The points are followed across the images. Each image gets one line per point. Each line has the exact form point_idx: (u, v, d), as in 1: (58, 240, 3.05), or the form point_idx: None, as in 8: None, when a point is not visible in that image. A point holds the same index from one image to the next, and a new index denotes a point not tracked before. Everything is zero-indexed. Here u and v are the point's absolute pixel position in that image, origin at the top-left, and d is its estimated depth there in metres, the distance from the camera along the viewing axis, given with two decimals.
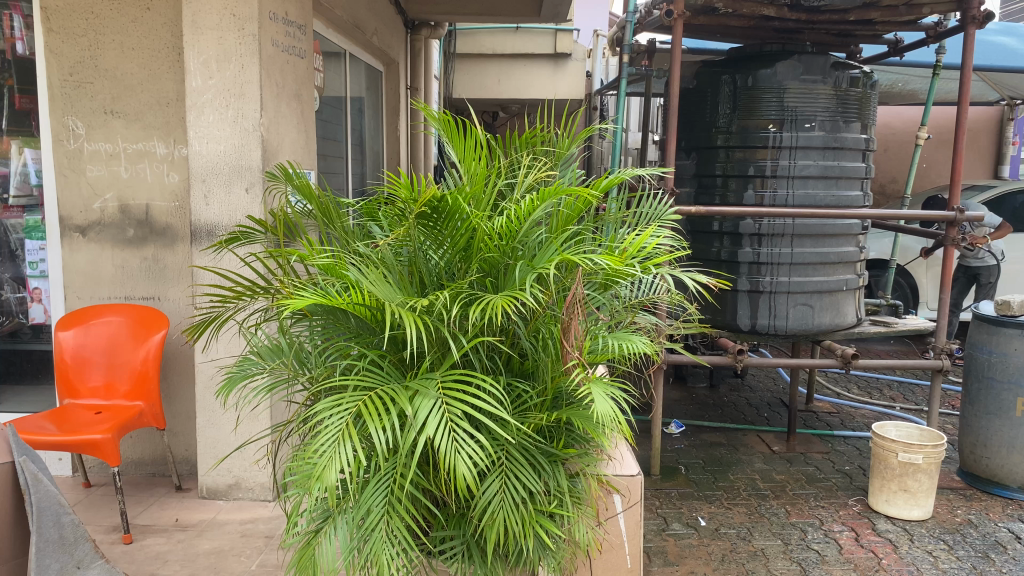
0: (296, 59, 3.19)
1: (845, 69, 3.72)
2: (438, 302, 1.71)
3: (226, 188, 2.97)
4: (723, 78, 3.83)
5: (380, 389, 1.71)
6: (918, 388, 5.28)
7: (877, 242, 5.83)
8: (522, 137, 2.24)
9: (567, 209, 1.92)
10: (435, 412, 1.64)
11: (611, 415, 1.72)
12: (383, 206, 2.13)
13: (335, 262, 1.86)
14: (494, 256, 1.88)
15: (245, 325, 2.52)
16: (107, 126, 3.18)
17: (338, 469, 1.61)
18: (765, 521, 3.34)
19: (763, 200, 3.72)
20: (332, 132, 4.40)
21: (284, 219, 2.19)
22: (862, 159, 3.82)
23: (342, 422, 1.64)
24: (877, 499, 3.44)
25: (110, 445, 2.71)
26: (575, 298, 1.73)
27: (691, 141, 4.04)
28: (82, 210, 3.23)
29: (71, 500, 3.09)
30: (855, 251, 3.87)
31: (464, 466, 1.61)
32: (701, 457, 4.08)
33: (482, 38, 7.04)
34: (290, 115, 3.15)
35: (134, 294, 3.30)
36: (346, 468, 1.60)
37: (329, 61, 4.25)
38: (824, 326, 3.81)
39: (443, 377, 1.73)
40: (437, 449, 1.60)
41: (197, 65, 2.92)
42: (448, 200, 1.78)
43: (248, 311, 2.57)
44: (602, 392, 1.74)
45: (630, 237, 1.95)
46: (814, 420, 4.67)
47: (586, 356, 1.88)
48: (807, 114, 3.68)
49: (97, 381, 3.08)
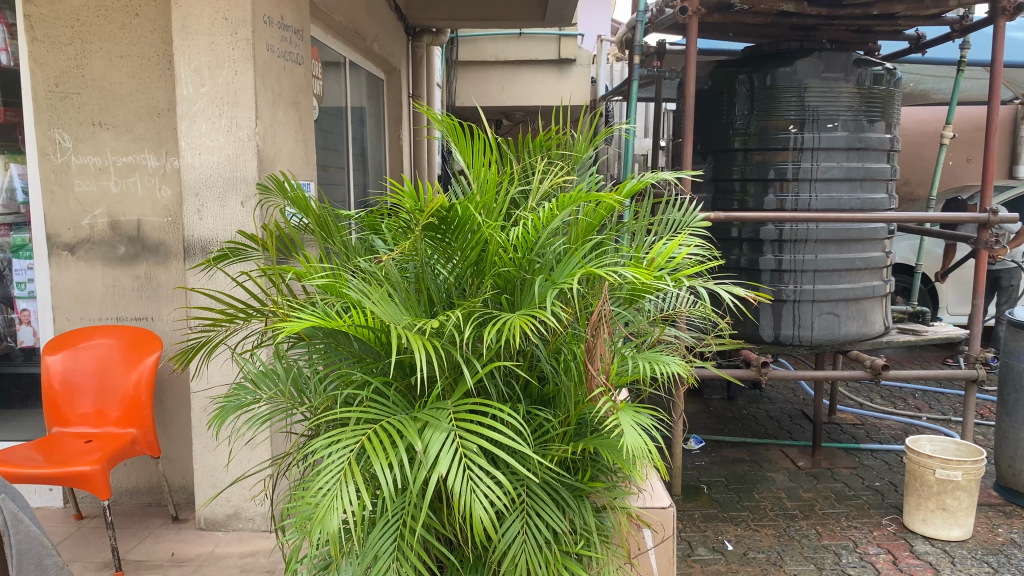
0: (293, 66, 3.03)
1: (868, 66, 3.56)
2: (450, 323, 1.54)
3: (220, 202, 2.81)
4: (739, 77, 3.67)
5: (385, 422, 1.54)
6: (945, 397, 5.09)
7: (902, 246, 5.65)
8: (536, 139, 2.09)
9: (587, 216, 1.76)
10: (448, 446, 1.47)
11: (644, 445, 1.55)
12: (387, 217, 1.96)
13: (334, 280, 1.69)
14: (509, 271, 1.71)
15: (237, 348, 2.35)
16: (95, 139, 3.02)
17: (341, 514, 1.44)
18: (795, 544, 3.15)
19: (784, 205, 3.55)
20: (333, 142, 4.25)
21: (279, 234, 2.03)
22: (887, 159, 3.65)
23: (345, 459, 1.47)
24: (913, 518, 3.25)
25: (100, 476, 2.54)
26: (602, 315, 1.57)
27: (707, 144, 3.87)
28: (71, 227, 3.07)
29: (61, 534, 2.92)
30: (881, 256, 3.69)
31: (481, 509, 1.44)
32: (723, 474, 3.89)
33: (485, 44, 6.90)
34: (288, 124, 2.99)
35: (126, 314, 3.13)
36: (350, 511, 1.43)
37: (329, 69, 4.09)
38: (851, 335, 3.63)
39: (454, 407, 1.56)
40: (453, 490, 1.43)
41: (188, 72, 2.76)
42: (458, 209, 1.62)
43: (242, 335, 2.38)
44: (632, 421, 1.57)
45: (657, 245, 1.78)
46: (838, 432, 4.48)
47: (613, 379, 1.70)
48: (829, 114, 3.51)
49: (87, 408, 2.90)
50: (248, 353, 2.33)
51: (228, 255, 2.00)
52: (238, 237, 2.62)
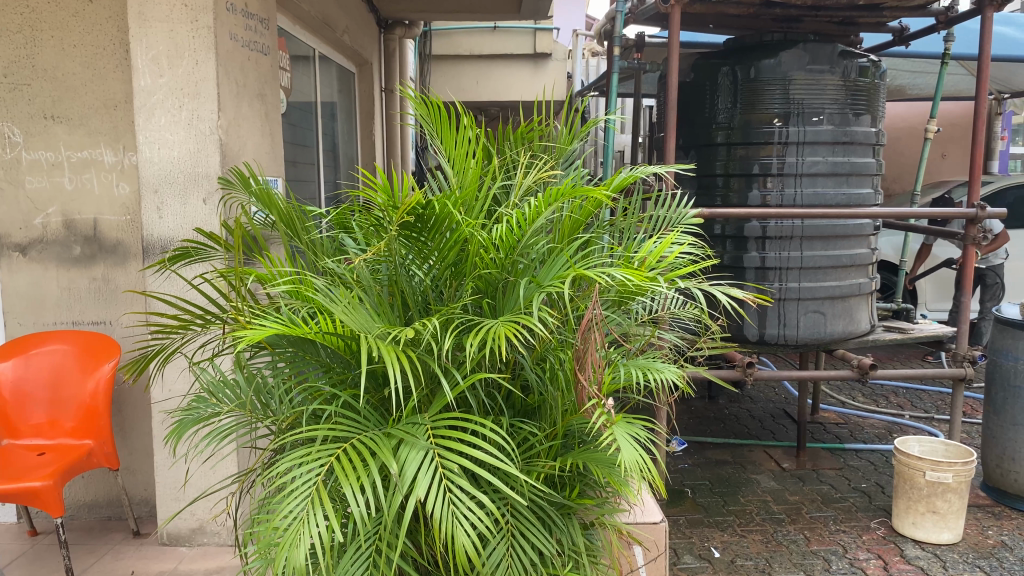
0: (259, 56, 2.87)
1: (854, 58, 3.47)
2: (427, 332, 1.41)
3: (181, 199, 2.66)
4: (722, 69, 3.56)
5: (355, 440, 1.42)
6: (926, 395, 5.04)
7: (888, 242, 5.60)
8: (517, 131, 1.98)
9: (574, 213, 1.65)
10: (426, 467, 1.35)
11: (639, 462, 1.44)
12: (358, 214, 1.83)
13: (300, 284, 1.56)
14: (491, 273, 1.60)
15: (191, 356, 2.20)
16: (48, 133, 2.85)
17: (309, 544, 1.32)
18: (784, 550, 3.06)
19: (769, 200, 3.45)
20: (302, 137, 4.08)
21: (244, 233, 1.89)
22: (872, 154, 3.58)
23: (313, 483, 1.36)
24: (903, 521, 3.17)
25: (53, 493, 2.38)
26: (593, 320, 1.45)
27: (689, 138, 3.77)
28: (22, 227, 2.90)
29: (14, 552, 2.76)
30: (867, 253, 3.61)
31: (463, 535, 1.32)
32: (707, 477, 3.80)
33: (459, 38, 6.74)
34: (252, 117, 2.83)
35: (83, 319, 2.96)
36: (318, 540, 1.31)
37: (297, 62, 3.93)
38: (837, 334, 3.54)
39: (432, 422, 1.44)
40: (432, 516, 1.31)
41: (146, 61, 2.60)
42: (435, 206, 1.50)
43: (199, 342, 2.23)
44: (628, 434, 1.45)
45: (649, 243, 1.67)
46: (822, 432, 4.41)
47: (605, 388, 1.59)
48: (814, 107, 3.42)
49: (39, 418, 2.73)
50: (205, 364, 2.17)
51: (185, 257, 1.87)
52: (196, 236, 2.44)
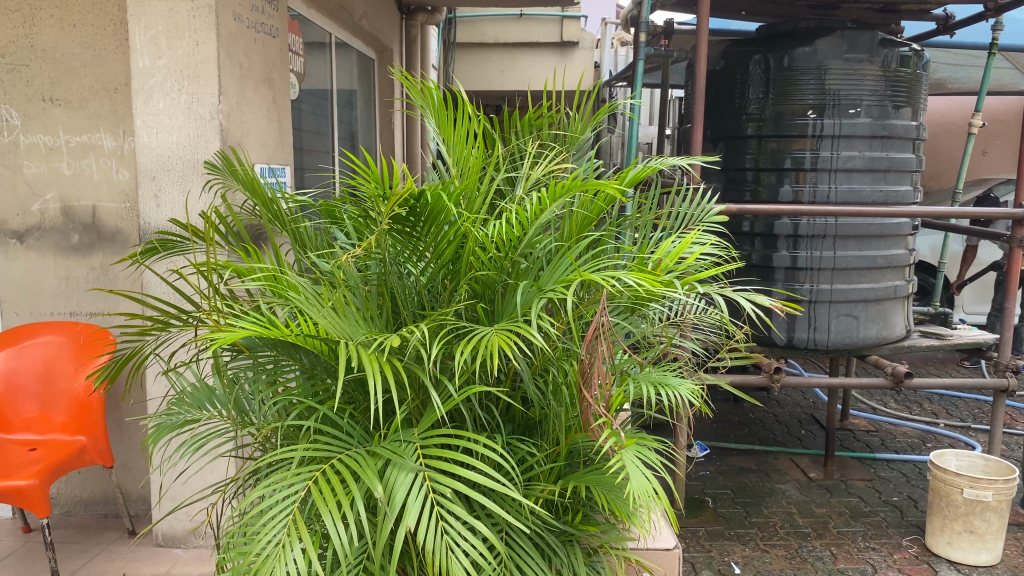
0: (267, 38, 2.72)
1: (894, 47, 3.25)
2: (414, 340, 1.26)
3: (180, 186, 2.53)
4: (754, 57, 3.37)
5: (337, 461, 1.29)
6: (963, 403, 4.82)
7: (927, 242, 5.38)
8: (524, 118, 1.84)
9: (583, 209, 1.51)
10: (415, 491, 1.21)
11: (652, 488, 1.29)
12: (348, 206, 1.71)
13: (280, 280, 1.43)
14: (489, 274, 1.46)
15: (168, 360, 2.11)
16: (46, 116, 2.74)
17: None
18: (809, 568, 2.88)
19: (802, 196, 3.27)
20: (317, 125, 3.94)
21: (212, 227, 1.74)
22: (912, 149, 3.38)
23: (290, 514, 1.24)
24: (937, 540, 2.98)
25: (38, 493, 2.26)
26: (601, 328, 1.29)
27: (718, 130, 3.58)
28: (19, 213, 2.80)
29: (5, 550, 2.66)
30: (905, 254, 3.41)
31: (459, 569, 1.17)
32: (730, 486, 3.63)
33: (484, 26, 6.52)
34: (258, 102, 2.68)
35: (80, 310, 2.86)
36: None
37: (312, 48, 3.78)
38: (871, 339, 3.35)
39: (421, 440, 1.30)
40: (424, 548, 1.16)
41: (145, 41, 2.47)
42: (429, 199, 1.34)
43: (176, 346, 2.14)
44: (639, 459, 1.30)
45: (665, 244, 1.52)
46: (851, 440, 4.21)
47: (614, 403, 1.44)
48: (851, 98, 3.22)
49: (30, 412, 2.63)
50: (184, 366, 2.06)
51: (157, 251, 1.77)
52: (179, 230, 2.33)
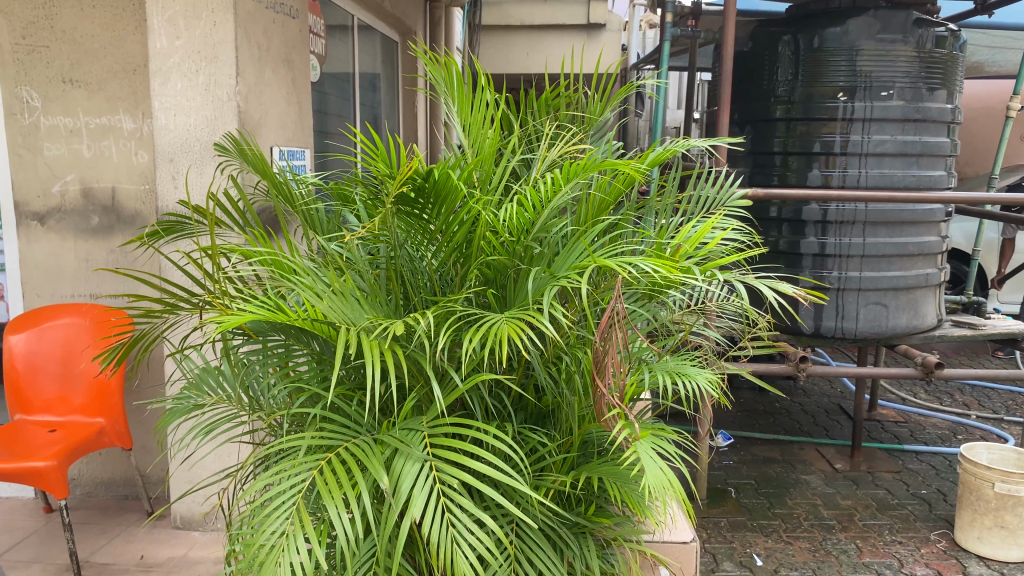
0: (286, 19, 2.67)
1: (929, 27, 3.14)
2: (419, 326, 1.23)
3: (198, 168, 2.51)
4: (783, 38, 3.28)
5: (343, 449, 1.26)
6: (995, 394, 4.71)
7: (961, 229, 5.25)
8: (541, 98, 1.80)
9: (600, 192, 1.46)
10: (422, 482, 1.17)
11: (669, 481, 1.24)
12: (359, 188, 1.68)
13: (286, 264, 1.41)
14: (500, 259, 1.42)
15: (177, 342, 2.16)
16: (66, 97, 2.73)
17: (289, 570, 1.17)
18: (832, 561, 2.82)
19: (831, 181, 3.18)
20: (341, 109, 3.90)
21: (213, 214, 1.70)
22: (947, 133, 3.27)
23: (294, 505, 1.21)
24: (966, 535, 2.91)
25: (57, 475, 2.26)
26: (616, 315, 1.24)
27: (745, 113, 3.50)
28: (40, 195, 2.80)
29: (26, 530, 2.68)
30: (937, 241, 3.31)
31: (466, 564, 1.13)
32: (753, 477, 3.57)
33: (510, 8, 6.43)
34: (277, 84, 2.63)
35: (101, 292, 2.86)
36: (299, 568, 1.16)
37: (335, 31, 3.73)
38: (900, 329, 3.26)
39: (429, 429, 1.26)
40: (430, 542, 1.13)
41: (161, 22, 2.44)
42: (438, 179, 1.30)
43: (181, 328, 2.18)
44: (653, 450, 1.25)
45: (685, 227, 1.46)
46: (879, 431, 4.13)
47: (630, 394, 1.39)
48: (883, 80, 3.12)
49: (50, 393, 2.64)
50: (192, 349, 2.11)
51: (161, 233, 1.76)
52: (182, 209, 2.38)
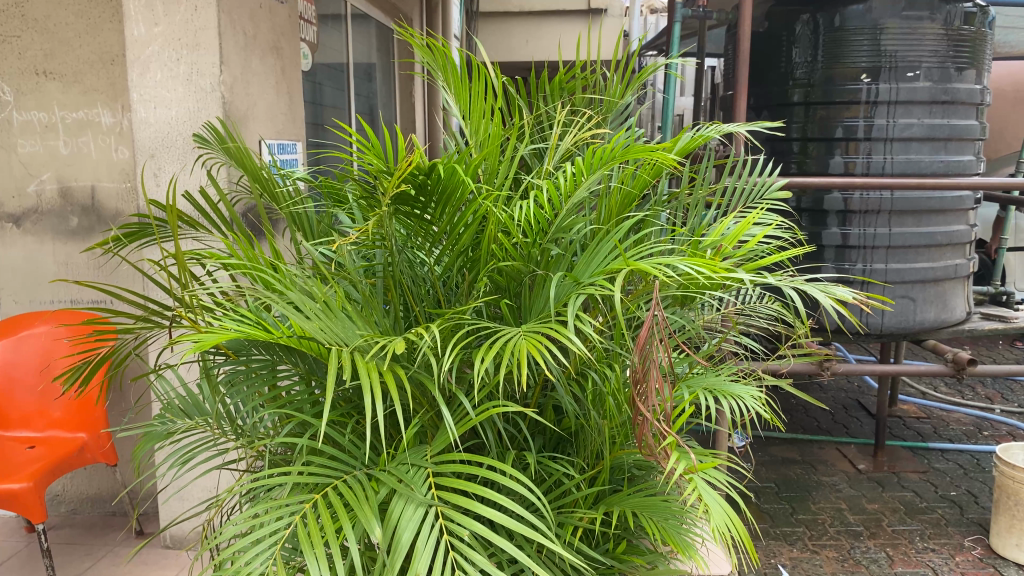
0: (274, 3, 2.46)
1: (958, 3, 2.95)
2: (422, 345, 1.05)
3: (179, 163, 2.33)
4: (801, 17, 3.08)
5: (332, 490, 1.09)
6: (1019, 387, 4.54)
7: (982, 217, 5.07)
8: (554, 79, 1.63)
9: (626, 184, 1.29)
10: (425, 533, 1.00)
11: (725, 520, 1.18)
12: (352, 184, 1.51)
13: (267, 272, 1.24)
14: (513, 264, 1.25)
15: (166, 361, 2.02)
16: (40, 90, 2.55)
17: None
18: (863, 572, 2.66)
19: (854, 168, 3.01)
20: (335, 99, 3.70)
21: (187, 215, 1.52)
22: (976, 116, 3.10)
23: (270, 559, 1.04)
24: (1003, 541, 2.74)
25: (35, 496, 2.08)
26: (656, 325, 1.06)
27: (761, 97, 3.31)
28: (15, 196, 2.62)
29: (7, 551, 2.52)
30: (966, 230, 3.14)
31: None
32: (774, 480, 3.40)
33: None
34: (266, 74, 2.44)
35: (81, 299, 2.69)
36: None
37: (327, 19, 3.52)
38: (928, 323, 3.09)
39: (434, 466, 1.10)
40: None
41: (138, 7, 2.25)
42: (441, 172, 1.12)
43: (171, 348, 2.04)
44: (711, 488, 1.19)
45: (724, 223, 1.29)
46: (901, 428, 3.96)
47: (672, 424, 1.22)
48: (909, 61, 2.94)
49: (28, 406, 2.46)
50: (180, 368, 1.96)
51: (128, 240, 1.59)
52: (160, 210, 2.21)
